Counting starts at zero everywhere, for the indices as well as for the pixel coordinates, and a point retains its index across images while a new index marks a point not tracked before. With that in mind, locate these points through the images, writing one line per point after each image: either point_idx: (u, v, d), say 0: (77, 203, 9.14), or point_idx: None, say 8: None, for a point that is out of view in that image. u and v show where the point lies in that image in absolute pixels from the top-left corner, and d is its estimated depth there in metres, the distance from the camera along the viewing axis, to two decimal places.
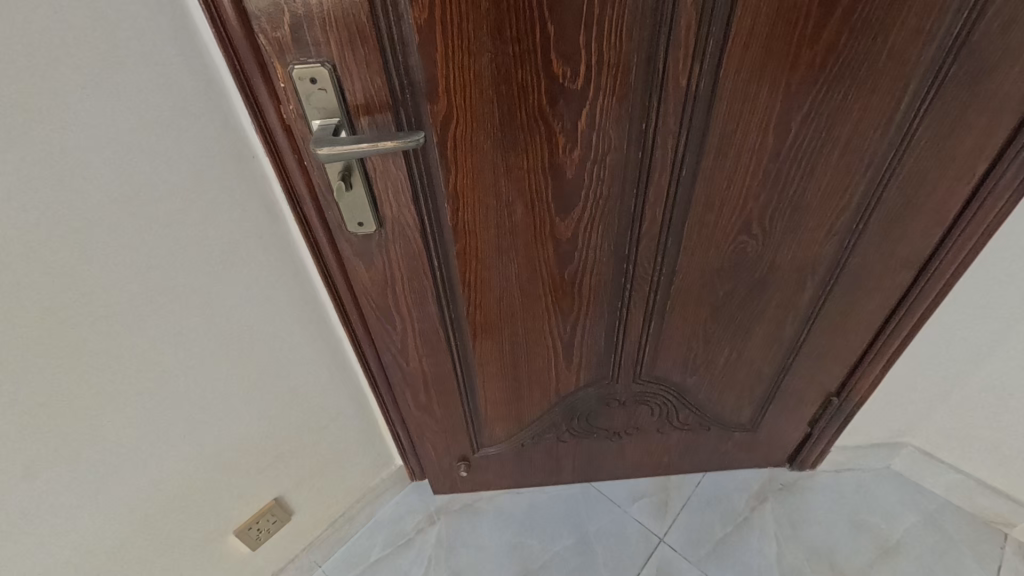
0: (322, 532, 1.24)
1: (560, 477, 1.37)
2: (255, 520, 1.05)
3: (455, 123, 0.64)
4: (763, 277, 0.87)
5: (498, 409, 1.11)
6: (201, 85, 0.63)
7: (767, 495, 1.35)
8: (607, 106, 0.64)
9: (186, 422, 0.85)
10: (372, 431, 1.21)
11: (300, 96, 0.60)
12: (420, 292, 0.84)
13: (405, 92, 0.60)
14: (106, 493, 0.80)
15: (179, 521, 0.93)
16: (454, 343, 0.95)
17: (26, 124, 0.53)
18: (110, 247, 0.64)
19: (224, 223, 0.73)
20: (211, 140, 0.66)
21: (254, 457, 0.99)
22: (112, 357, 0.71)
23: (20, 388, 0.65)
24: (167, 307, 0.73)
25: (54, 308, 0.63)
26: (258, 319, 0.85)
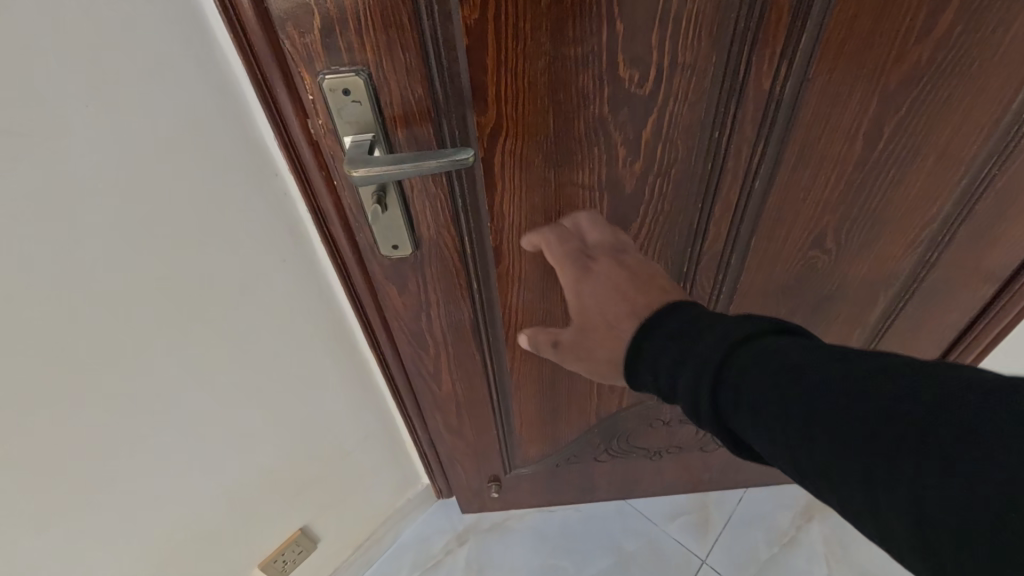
0: (347, 558, 1.19)
1: (594, 495, 1.30)
2: (280, 550, 1.01)
3: (504, 134, 0.56)
4: (831, 293, 0.80)
5: (533, 431, 1.04)
6: (218, 98, 0.55)
7: (813, 513, 1.28)
8: (676, 113, 0.56)
9: (210, 455, 0.80)
10: (398, 452, 1.14)
11: (331, 109, 0.52)
12: (456, 315, 0.77)
13: (449, 103, 0.53)
14: (128, 530, 0.76)
15: (203, 557, 0.88)
16: (490, 366, 0.88)
17: (25, 150, 0.47)
18: (125, 280, 0.59)
19: (245, 247, 0.66)
20: (231, 159, 0.59)
21: (278, 488, 0.94)
22: (131, 393, 0.66)
23: (28, 432, 0.60)
24: (188, 340, 0.68)
25: (68, 347, 0.58)
26: (282, 346, 0.79)
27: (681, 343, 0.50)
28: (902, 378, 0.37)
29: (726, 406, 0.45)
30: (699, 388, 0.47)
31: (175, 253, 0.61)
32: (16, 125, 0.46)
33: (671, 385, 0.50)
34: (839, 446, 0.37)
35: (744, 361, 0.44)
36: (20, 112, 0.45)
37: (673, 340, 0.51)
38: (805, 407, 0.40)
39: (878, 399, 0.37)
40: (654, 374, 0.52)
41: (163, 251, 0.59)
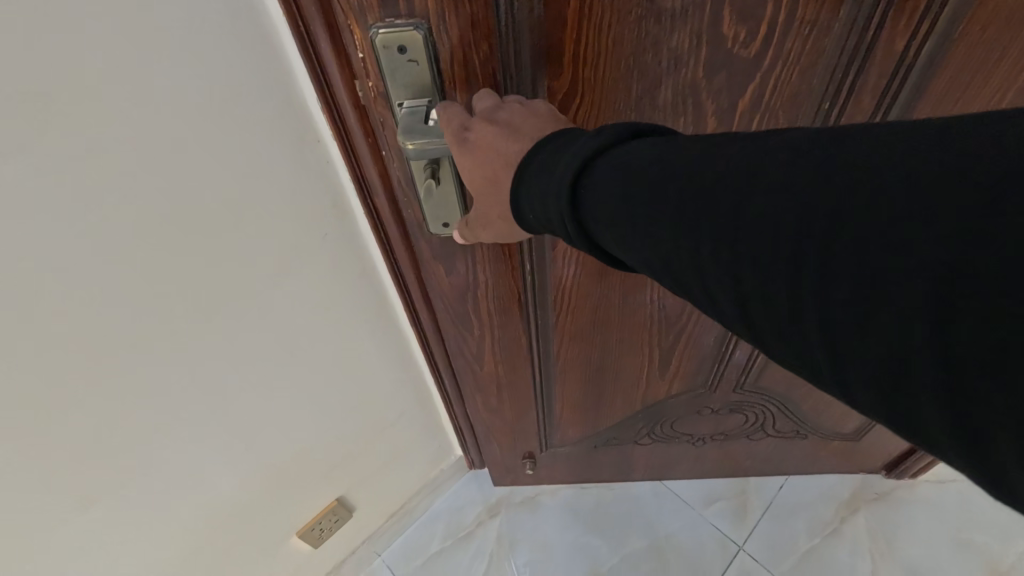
0: (380, 526, 1.20)
1: (630, 475, 1.28)
2: (317, 520, 1.01)
3: (578, 103, 0.49)
4: None
5: (574, 414, 1.00)
6: (257, 57, 0.49)
7: (859, 505, 1.24)
8: (784, 80, 0.47)
9: (249, 430, 0.78)
10: (432, 427, 1.12)
11: (383, 70, 0.45)
12: (505, 296, 0.72)
13: (518, 64, 0.46)
14: (171, 504, 0.76)
15: (244, 526, 0.89)
16: (536, 349, 0.83)
17: (54, 119, 0.42)
18: (162, 257, 0.55)
19: (285, 220, 0.61)
20: (272, 127, 0.53)
21: (316, 462, 0.93)
22: (171, 372, 0.64)
23: (70, 410, 0.58)
24: (227, 317, 0.64)
25: (105, 327, 0.55)
26: (321, 323, 0.75)
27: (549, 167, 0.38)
28: (820, 171, 0.26)
29: (602, 233, 0.35)
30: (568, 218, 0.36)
31: (213, 228, 0.56)
32: (42, 89, 0.40)
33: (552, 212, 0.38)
34: (738, 276, 0.28)
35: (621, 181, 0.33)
36: (44, 73, 0.40)
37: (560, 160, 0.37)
38: (694, 226, 0.29)
39: (789, 207, 0.26)
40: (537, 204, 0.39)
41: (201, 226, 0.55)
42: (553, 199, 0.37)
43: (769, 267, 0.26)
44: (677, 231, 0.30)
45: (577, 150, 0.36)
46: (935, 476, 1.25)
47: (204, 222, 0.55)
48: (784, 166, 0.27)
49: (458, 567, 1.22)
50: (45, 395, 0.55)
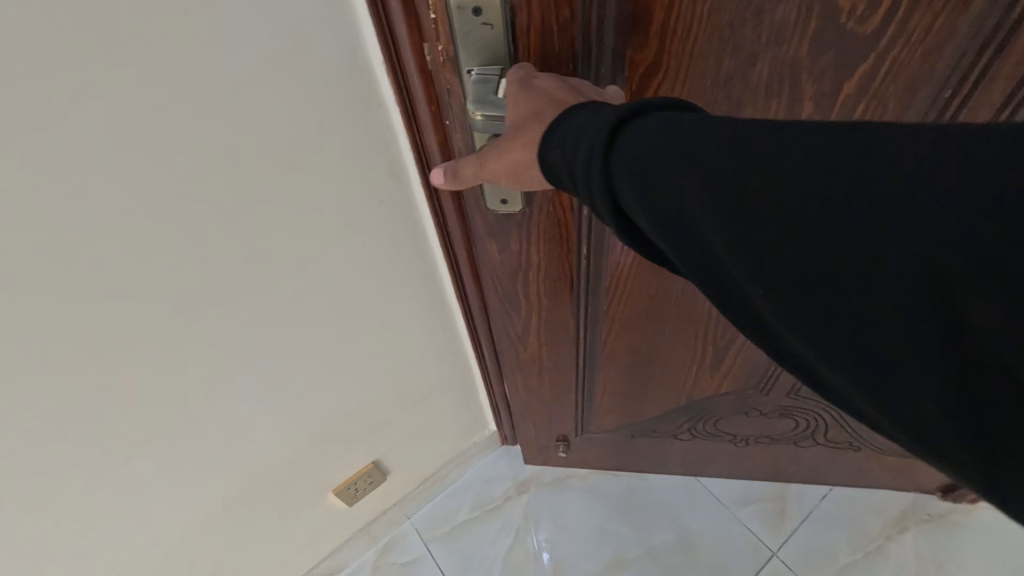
0: (412, 490, 1.23)
1: (664, 468, 1.25)
2: (353, 480, 1.04)
3: (660, 77, 0.45)
4: None
5: (614, 402, 0.98)
6: (325, 13, 0.47)
7: (908, 525, 1.17)
8: (901, 62, 0.42)
9: (294, 389, 0.80)
10: (468, 401, 1.13)
11: (455, 32, 0.42)
12: (557, 278, 0.69)
13: (599, 31, 0.42)
14: (217, 452, 0.79)
15: (284, 479, 0.92)
16: (583, 334, 0.81)
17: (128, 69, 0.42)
18: (219, 214, 0.55)
19: (341, 184, 0.60)
20: (336, 89, 0.52)
21: (354, 425, 0.94)
22: (222, 328, 0.65)
23: (131, 356, 0.60)
24: (278, 279, 0.65)
25: (163, 280, 0.56)
26: (369, 291, 0.75)
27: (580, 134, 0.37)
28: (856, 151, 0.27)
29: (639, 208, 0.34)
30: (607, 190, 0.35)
31: (273, 189, 0.56)
32: (117, 39, 0.40)
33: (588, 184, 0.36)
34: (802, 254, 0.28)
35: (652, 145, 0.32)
36: (120, 21, 0.40)
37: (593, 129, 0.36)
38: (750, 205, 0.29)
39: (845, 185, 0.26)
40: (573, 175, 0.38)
41: (261, 185, 0.55)
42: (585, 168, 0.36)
43: (779, 231, 0.29)
44: (699, 195, 0.31)
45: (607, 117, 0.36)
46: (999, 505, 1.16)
47: (263, 183, 0.55)
48: (823, 143, 0.28)
49: (484, 538, 1.24)
50: (110, 339, 0.58)
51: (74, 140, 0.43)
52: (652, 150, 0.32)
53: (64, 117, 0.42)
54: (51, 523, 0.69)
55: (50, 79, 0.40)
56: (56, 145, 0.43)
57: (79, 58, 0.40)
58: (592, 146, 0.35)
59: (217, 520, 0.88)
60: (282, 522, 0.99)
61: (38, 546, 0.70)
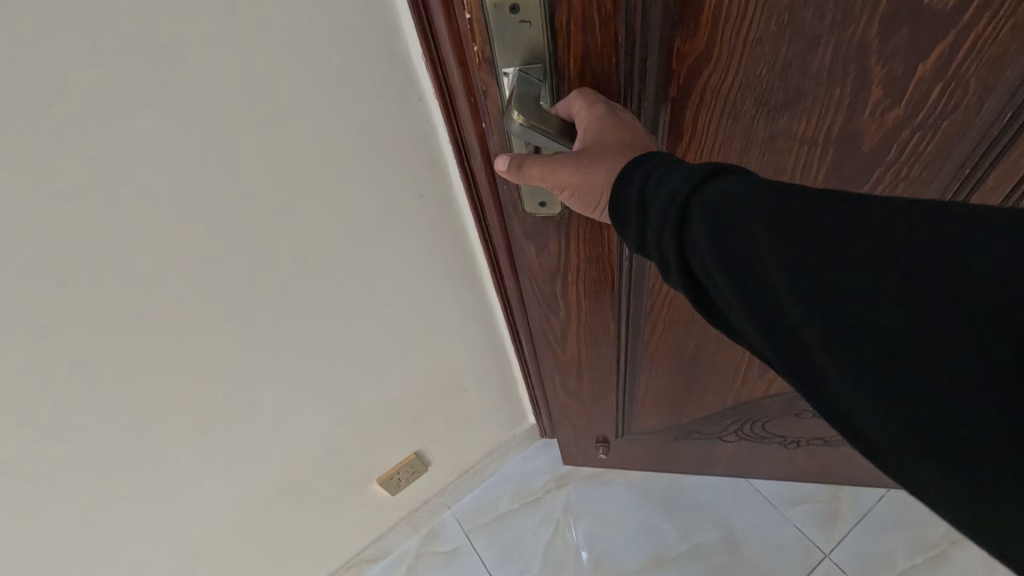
0: (454, 480, 1.23)
1: (709, 469, 1.21)
2: (396, 469, 1.05)
3: (712, 69, 0.42)
4: None
5: (658, 403, 0.95)
6: (362, 8, 0.46)
7: None
8: (985, 37, 0.38)
9: (336, 385, 0.81)
10: (508, 391, 1.11)
11: (491, 34, 0.41)
12: (599, 281, 0.67)
13: (646, 23, 0.40)
14: (264, 445, 0.81)
15: (329, 471, 0.94)
16: (625, 337, 0.79)
17: (176, 71, 0.42)
18: (259, 219, 0.55)
19: (381, 182, 0.59)
20: (374, 81, 0.51)
21: (396, 419, 0.95)
22: (265, 327, 0.66)
23: (184, 347, 0.62)
24: (316, 280, 0.65)
25: (207, 282, 0.58)
26: (408, 288, 0.75)
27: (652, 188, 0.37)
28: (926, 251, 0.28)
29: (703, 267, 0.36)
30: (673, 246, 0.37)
31: (316, 183, 0.56)
32: (165, 42, 0.40)
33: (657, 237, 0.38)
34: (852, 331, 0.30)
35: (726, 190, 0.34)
36: (168, 24, 0.40)
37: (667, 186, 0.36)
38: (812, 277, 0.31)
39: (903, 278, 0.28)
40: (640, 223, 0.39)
41: (304, 180, 0.55)
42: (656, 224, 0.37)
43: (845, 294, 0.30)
44: (762, 235, 0.32)
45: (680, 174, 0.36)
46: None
47: (303, 185, 0.55)
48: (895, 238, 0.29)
49: (525, 528, 1.24)
50: (160, 338, 0.59)
51: (128, 140, 0.44)
52: (725, 196, 0.34)
53: (110, 131, 0.43)
54: (116, 505, 0.72)
55: (100, 85, 0.40)
56: (103, 157, 0.44)
57: (131, 61, 0.40)
58: (671, 188, 0.36)
59: (268, 505, 0.90)
60: (327, 511, 1.01)
61: (105, 525, 0.74)
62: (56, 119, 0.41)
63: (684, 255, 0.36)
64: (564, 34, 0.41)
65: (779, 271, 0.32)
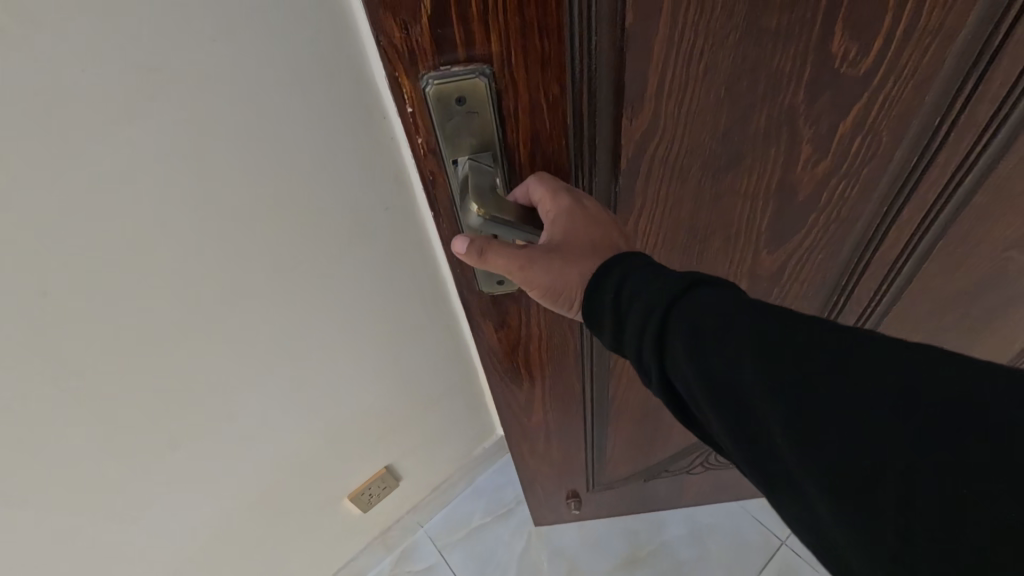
0: (425, 497, 1.18)
1: (681, 502, 1.21)
2: (366, 485, 0.99)
3: (658, 141, 0.42)
4: (1016, 294, 0.66)
5: (623, 451, 0.94)
6: (320, 16, 0.43)
7: None
8: (896, 94, 0.41)
9: (288, 418, 0.77)
10: (474, 405, 1.06)
11: (436, 125, 0.38)
12: (563, 343, 0.65)
13: (591, 106, 0.40)
14: (215, 479, 0.76)
15: (294, 491, 0.89)
16: (590, 394, 0.77)
17: (114, 118, 0.41)
18: (186, 273, 0.53)
19: (336, 199, 0.56)
20: (342, 92, 0.49)
21: (362, 438, 0.90)
22: (202, 373, 0.63)
23: (155, 365, 0.59)
24: (253, 327, 0.63)
25: (133, 332, 0.55)
26: (365, 310, 0.70)
27: (631, 303, 0.39)
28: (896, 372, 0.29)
29: (678, 372, 0.37)
30: (652, 354, 0.38)
31: (286, 197, 0.53)
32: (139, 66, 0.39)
33: (639, 349, 0.40)
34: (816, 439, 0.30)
35: (695, 304, 0.36)
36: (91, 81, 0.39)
37: (647, 301, 0.38)
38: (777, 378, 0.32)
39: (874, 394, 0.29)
40: (619, 333, 0.41)
41: (275, 192, 0.52)
42: (638, 334, 0.39)
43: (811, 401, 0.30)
44: (729, 328, 0.34)
45: (655, 289, 0.39)
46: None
47: (243, 214, 0.52)
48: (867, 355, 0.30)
49: (499, 539, 1.24)
50: (87, 385, 0.56)
51: (77, 171, 0.42)
52: (700, 307, 0.36)
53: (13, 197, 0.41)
54: (88, 523, 0.69)
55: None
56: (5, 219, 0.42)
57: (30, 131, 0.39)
58: (644, 305, 0.38)
59: (239, 527, 0.86)
60: (293, 534, 0.96)
61: (76, 544, 0.70)
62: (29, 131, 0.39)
63: (664, 364, 0.38)
64: (511, 120, 0.39)
65: (745, 358, 0.33)
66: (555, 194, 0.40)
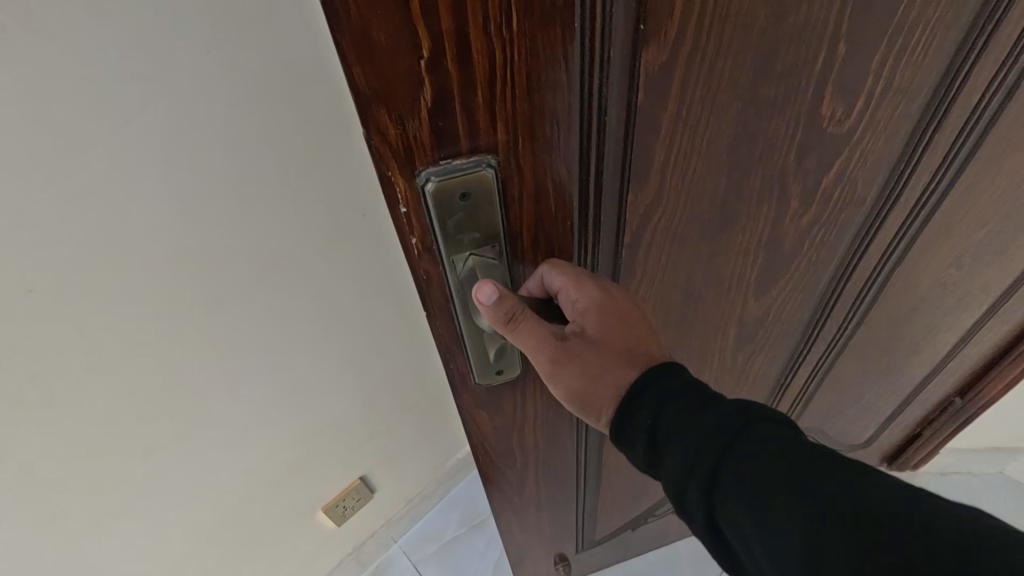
0: (400, 508, 1.09)
1: (667, 538, 1.18)
2: (341, 498, 0.93)
3: (659, 212, 0.40)
4: (948, 304, 0.72)
5: (610, 505, 0.89)
6: (297, 44, 0.46)
7: None
8: (870, 146, 0.43)
9: (250, 442, 0.74)
10: (447, 414, 0.99)
11: (435, 222, 0.33)
12: (559, 416, 0.61)
13: (598, 184, 0.37)
14: (177, 502, 0.73)
15: (265, 502, 0.83)
16: (582, 459, 0.72)
17: (73, 145, 0.42)
18: (144, 294, 0.53)
19: (303, 217, 0.57)
20: (320, 96, 0.49)
21: (334, 447, 0.85)
22: (161, 397, 0.62)
23: (131, 368, 0.58)
24: (211, 349, 0.62)
25: (89, 353, 0.54)
26: (323, 329, 0.69)
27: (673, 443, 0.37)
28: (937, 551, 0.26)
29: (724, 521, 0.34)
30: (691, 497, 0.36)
31: (259, 204, 0.53)
32: (135, 73, 0.41)
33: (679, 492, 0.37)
34: None
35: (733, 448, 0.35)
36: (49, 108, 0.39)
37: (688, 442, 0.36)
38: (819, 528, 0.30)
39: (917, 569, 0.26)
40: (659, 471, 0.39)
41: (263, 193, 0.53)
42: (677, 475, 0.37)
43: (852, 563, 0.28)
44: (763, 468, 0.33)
45: (696, 429, 0.36)
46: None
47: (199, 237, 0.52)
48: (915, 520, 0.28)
49: (474, 548, 1.16)
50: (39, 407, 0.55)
51: (32, 194, 0.42)
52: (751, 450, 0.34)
53: None
54: (38, 551, 0.65)
55: None
56: None
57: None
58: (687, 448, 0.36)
59: (209, 537, 0.81)
60: (266, 546, 0.90)
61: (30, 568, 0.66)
62: (23, 128, 0.39)
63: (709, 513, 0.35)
64: (515, 208, 0.35)
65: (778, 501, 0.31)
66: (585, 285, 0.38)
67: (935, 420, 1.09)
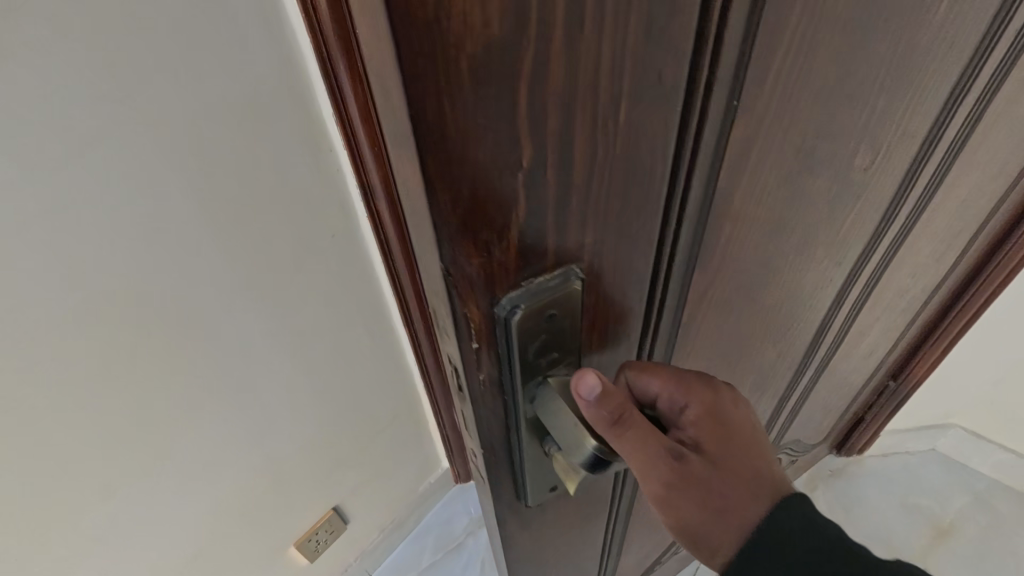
0: (372, 539, 1.02)
1: None
2: (314, 530, 0.89)
3: (713, 287, 0.37)
4: (896, 309, 0.77)
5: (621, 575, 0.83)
6: (274, 62, 0.49)
7: (817, 483, 1.30)
8: (878, 187, 0.43)
9: (210, 471, 0.69)
10: (419, 432, 0.96)
11: (506, 355, 0.27)
12: (589, 515, 0.53)
13: (668, 273, 0.32)
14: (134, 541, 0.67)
15: (231, 535, 0.78)
16: (608, 548, 0.65)
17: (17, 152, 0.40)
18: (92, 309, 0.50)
19: (275, 227, 0.58)
20: (292, 118, 0.53)
21: (305, 470, 0.81)
22: (112, 428, 0.57)
23: (81, 391, 0.53)
24: (167, 375, 0.58)
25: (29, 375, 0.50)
26: (285, 351, 0.68)
27: None
28: None
29: None
30: None
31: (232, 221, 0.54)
32: (108, 94, 0.42)
33: None
34: None
35: None
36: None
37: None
38: None
39: None
40: None
41: (233, 210, 0.54)
42: None
43: None
44: None
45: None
46: (902, 485, 1.30)
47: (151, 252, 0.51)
48: None
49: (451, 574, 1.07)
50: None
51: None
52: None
53: None
54: None
55: None
56: None
57: None
58: None
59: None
60: None
61: None
62: None
63: None
64: (589, 317, 0.29)
65: None
66: (681, 385, 0.35)
67: (875, 404, 1.17)
